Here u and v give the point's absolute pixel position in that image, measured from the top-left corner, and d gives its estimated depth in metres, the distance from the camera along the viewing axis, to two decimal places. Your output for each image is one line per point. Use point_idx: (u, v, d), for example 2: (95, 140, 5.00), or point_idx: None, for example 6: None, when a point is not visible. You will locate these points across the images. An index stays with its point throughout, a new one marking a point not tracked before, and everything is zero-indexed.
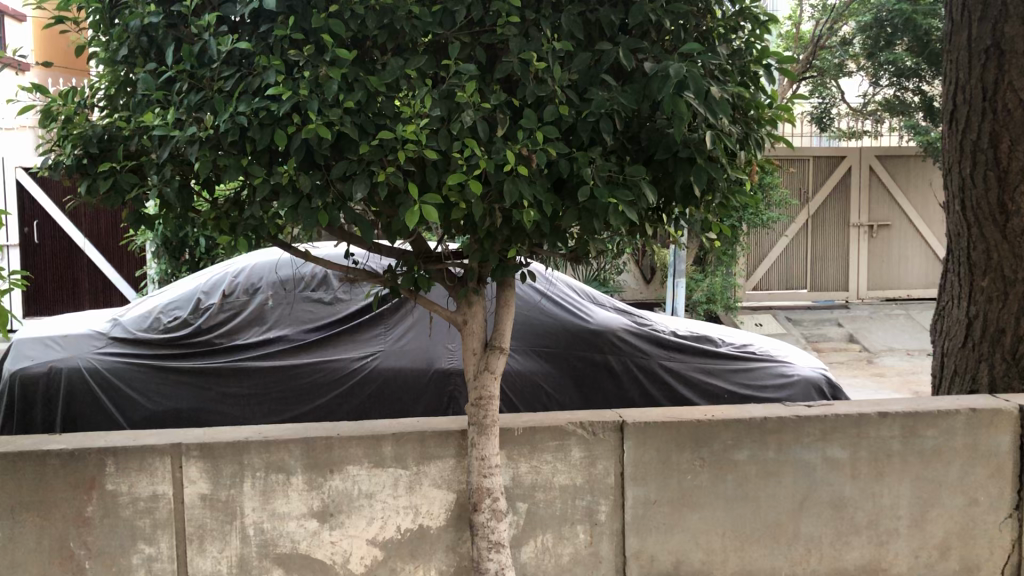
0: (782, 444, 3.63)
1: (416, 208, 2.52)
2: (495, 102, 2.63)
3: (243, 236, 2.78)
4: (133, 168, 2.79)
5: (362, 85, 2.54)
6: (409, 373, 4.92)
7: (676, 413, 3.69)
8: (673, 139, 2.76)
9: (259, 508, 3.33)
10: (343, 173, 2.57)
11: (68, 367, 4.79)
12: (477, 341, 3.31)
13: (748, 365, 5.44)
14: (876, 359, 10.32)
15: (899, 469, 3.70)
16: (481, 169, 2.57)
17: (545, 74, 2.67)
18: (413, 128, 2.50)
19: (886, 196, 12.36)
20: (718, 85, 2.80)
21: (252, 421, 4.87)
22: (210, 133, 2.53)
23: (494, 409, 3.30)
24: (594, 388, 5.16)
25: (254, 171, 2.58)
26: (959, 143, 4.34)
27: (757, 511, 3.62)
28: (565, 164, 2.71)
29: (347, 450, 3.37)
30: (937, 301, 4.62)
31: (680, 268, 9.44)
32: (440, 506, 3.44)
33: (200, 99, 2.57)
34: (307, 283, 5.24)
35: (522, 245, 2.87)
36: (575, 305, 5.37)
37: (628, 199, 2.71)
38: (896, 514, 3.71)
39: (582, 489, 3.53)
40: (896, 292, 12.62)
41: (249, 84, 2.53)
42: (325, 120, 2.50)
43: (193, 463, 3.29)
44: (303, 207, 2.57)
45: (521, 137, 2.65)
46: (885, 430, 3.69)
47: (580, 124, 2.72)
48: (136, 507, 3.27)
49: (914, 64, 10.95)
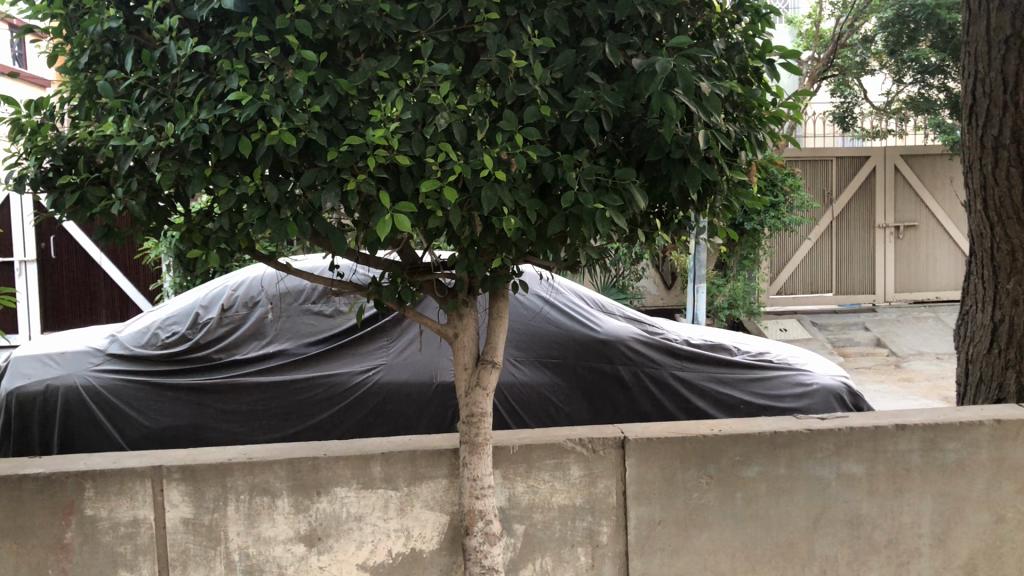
0: (794, 459, 3.43)
1: (388, 217, 2.38)
2: (472, 103, 2.49)
3: (215, 250, 2.64)
4: (100, 181, 2.69)
5: (331, 88, 2.43)
6: (411, 387, 4.78)
7: (682, 428, 3.51)
8: (663, 139, 2.57)
9: (244, 533, 3.20)
10: (313, 181, 2.45)
11: (65, 385, 4.70)
12: (468, 355, 3.16)
13: (764, 374, 5.23)
14: (904, 364, 10.03)
15: (919, 485, 3.48)
16: (457, 175, 2.43)
17: (525, 72, 2.51)
18: (383, 132, 2.37)
19: (912, 196, 12.03)
20: (711, 81, 2.62)
21: (252, 439, 4.74)
22: (171, 142, 2.44)
23: (487, 427, 3.13)
24: (603, 400, 4.97)
25: (218, 181, 2.47)
26: (980, 139, 4.11)
27: (768, 531, 3.42)
28: (550, 168, 2.55)
29: (334, 471, 3.23)
30: (960, 304, 4.39)
31: (700, 273, 9.20)
32: (433, 528, 3.29)
33: (161, 106, 2.50)
34: (308, 295, 5.12)
35: (507, 255, 2.74)
36: (583, 313, 5.19)
37: (617, 204, 2.55)
38: (918, 532, 3.49)
39: (582, 510, 3.35)
40: (924, 294, 12.29)
41: (212, 90, 2.44)
42: (292, 126, 2.38)
43: (174, 486, 3.18)
44: (271, 218, 2.46)
45: (500, 140, 2.50)
46: (904, 444, 3.47)
47: (564, 125, 2.57)
48: (117, 532, 3.16)
49: (938, 60, 10.67)
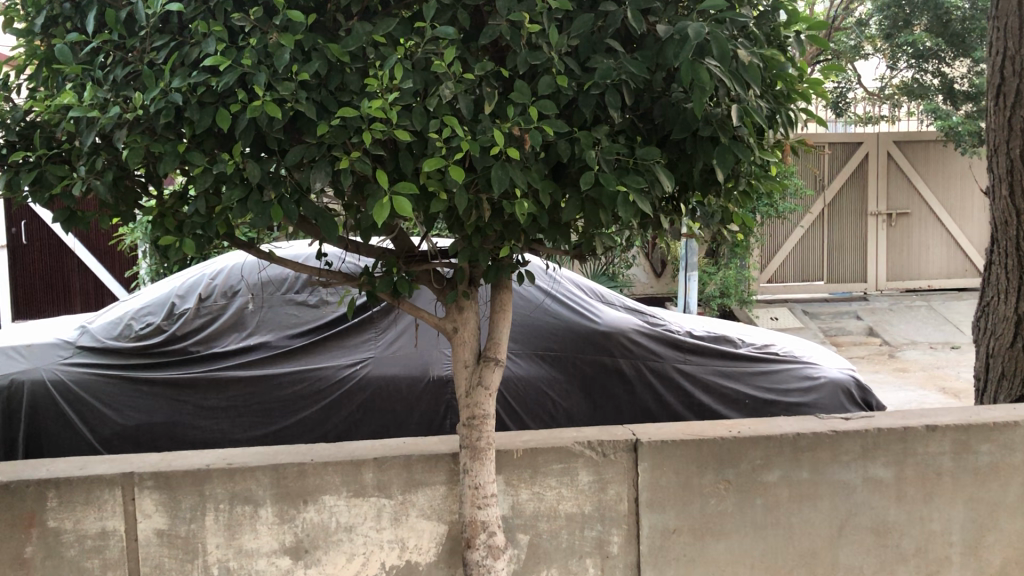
0: (818, 464, 3.21)
1: (387, 200, 2.10)
2: (480, 72, 2.21)
3: (190, 236, 2.36)
4: (61, 159, 2.39)
5: (321, 54, 2.15)
6: (401, 381, 4.52)
7: (697, 430, 3.28)
8: (691, 115, 2.31)
9: (224, 545, 2.93)
10: (301, 159, 2.18)
11: (31, 379, 4.37)
12: (469, 352, 2.91)
13: (770, 367, 5.00)
14: (898, 353, 9.90)
15: (950, 489, 3.27)
16: (464, 153, 2.16)
17: (539, 39, 2.24)
18: (380, 103, 2.09)
19: (905, 182, 11.84)
20: (747, 49, 2.34)
21: (233, 437, 4.47)
22: (139, 114, 2.14)
23: (489, 431, 2.88)
24: (604, 394, 4.73)
25: (193, 159, 2.19)
26: (1007, 120, 3.89)
27: (790, 539, 3.20)
28: (565, 145, 2.29)
29: (322, 478, 2.96)
30: (980, 296, 4.16)
31: (693, 261, 8.94)
32: (430, 539, 3.04)
33: (128, 73, 2.20)
34: (291, 284, 4.81)
35: (515, 243, 2.49)
36: (582, 304, 4.92)
37: (641, 185, 2.29)
38: (948, 540, 3.29)
39: (591, 518, 3.12)
40: (916, 283, 12.13)
41: (186, 55, 2.15)
42: (276, 96, 2.10)
43: (147, 494, 2.91)
44: (253, 201, 2.18)
45: (512, 114, 2.22)
46: (934, 446, 3.26)
47: (582, 98, 2.29)
48: (83, 546, 2.89)
49: (933, 45, 10.29)
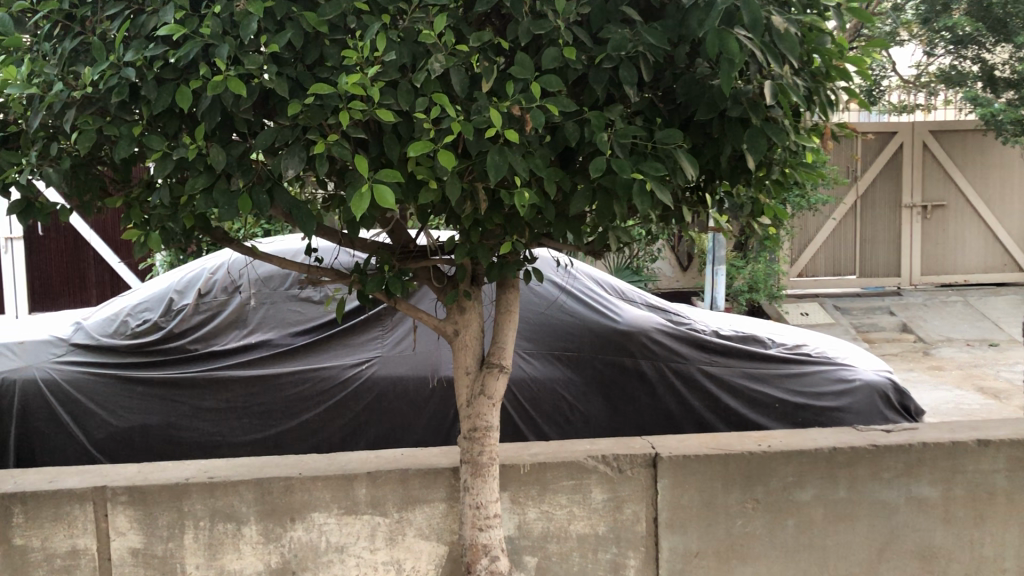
0: (856, 481, 2.93)
1: (367, 189, 1.84)
2: (476, 43, 1.93)
3: (156, 230, 2.12)
4: (13, 144, 2.15)
5: (295, 24, 1.89)
6: (409, 383, 4.29)
7: (723, 443, 3.00)
8: (718, 92, 2.02)
9: (203, 566, 2.71)
10: (271, 143, 1.91)
11: (23, 379, 4.17)
12: (471, 357, 2.65)
13: (802, 369, 4.67)
14: (933, 351, 9.48)
15: (1004, 511, 2.98)
16: (455, 135, 1.88)
17: (543, 6, 1.96)
18: (359, 78, 1.82)
19: (941, 173, 11.39)
20: (782, 16, 2.05)
21: (231, 440, 4.26)
22: (89, 91, 1.89)
23: (493, 444, 2.63)
24: (623, 397, 4.45)
25: (150, 142, 1.93)
26: None
27: (824, 564, 2.92)
28: (573, 128, 2.01)
29: (311, 494, 2.73)
30: None
31: (720, 255, 8.55)
32: (428, 561, 2.78)
33: (77, 46, 1.95)
34: (294, 280, 4.56)
35: (519, 238, 2.21)
36: (601, 301, 4.63)
37: (660, 173, 2.00)
38: (1001, 566, 3.00)
39: (606, 540, 2.85)
40: (952, 278, 11.62)
41: (142, 24, 1.90)
42: (242, 72, 1.84)
43: (120, 510, 2.69)
44: (219, 190, 1.93)
45: (512, 91, 1.94)
46: (986, 462, 2.97)
47: (592, 74, 2.01)
48: (52, 566, 2.68)
49: (973, 30, 9.61)
